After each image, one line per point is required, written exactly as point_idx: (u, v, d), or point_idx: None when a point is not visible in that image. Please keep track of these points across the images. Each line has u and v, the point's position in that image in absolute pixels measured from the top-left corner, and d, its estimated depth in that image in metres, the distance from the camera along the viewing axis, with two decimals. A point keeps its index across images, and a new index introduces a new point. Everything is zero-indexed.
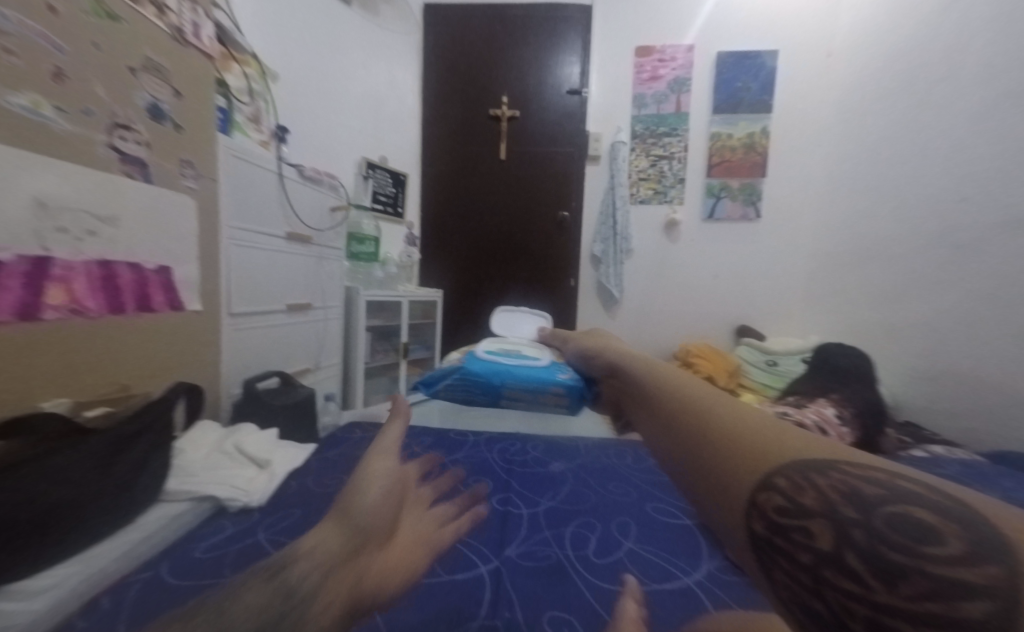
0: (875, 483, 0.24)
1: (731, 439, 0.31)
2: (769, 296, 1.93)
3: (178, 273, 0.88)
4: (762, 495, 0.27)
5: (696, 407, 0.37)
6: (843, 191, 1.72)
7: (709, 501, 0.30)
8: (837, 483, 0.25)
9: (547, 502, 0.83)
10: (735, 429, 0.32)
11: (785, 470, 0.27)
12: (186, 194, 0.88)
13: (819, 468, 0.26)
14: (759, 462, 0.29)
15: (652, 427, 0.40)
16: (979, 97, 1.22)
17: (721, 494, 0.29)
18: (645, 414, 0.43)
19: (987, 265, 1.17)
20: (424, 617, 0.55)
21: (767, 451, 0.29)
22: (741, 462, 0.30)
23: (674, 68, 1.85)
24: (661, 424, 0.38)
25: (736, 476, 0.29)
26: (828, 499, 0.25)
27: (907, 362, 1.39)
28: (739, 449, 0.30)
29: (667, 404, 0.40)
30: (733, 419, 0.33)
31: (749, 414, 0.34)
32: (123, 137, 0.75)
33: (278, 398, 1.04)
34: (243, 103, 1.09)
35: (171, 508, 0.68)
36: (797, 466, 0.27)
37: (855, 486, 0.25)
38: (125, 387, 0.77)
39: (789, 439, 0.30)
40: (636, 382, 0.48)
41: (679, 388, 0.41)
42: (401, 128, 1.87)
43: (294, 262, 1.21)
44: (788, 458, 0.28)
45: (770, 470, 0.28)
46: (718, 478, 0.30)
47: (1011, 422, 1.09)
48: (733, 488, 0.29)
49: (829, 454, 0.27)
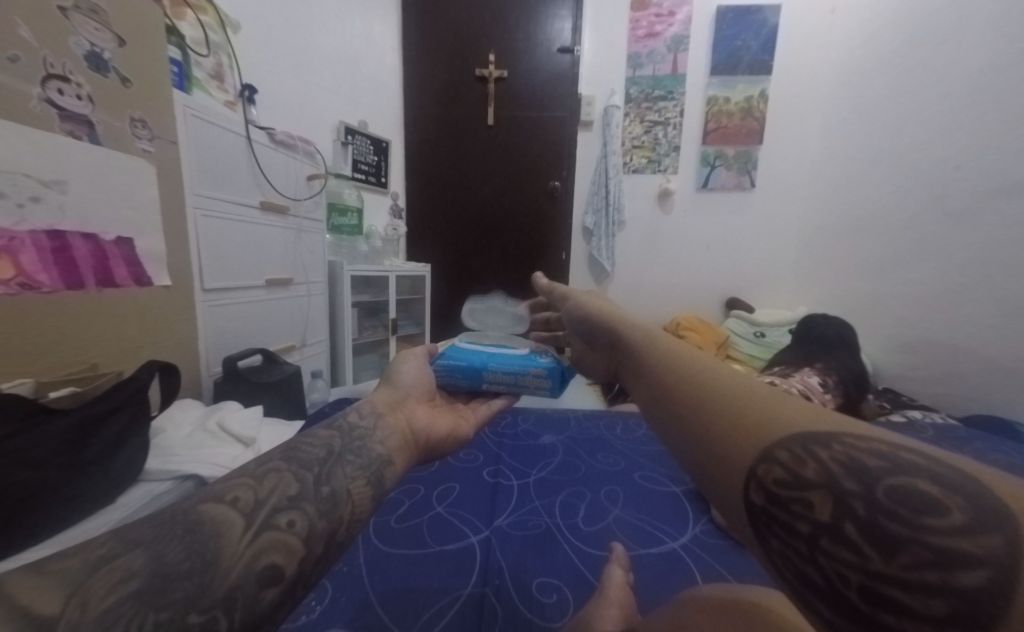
0: (875, 455, 0.24)
1: (731, 409, 0.30)
2: (761, 268, 1.92)
3: (141, 245, 0.83)
4: (762, 468, 0.26)
5: (693, 373, 0.35)
6: (838, 157, 1.68)
7: (705, 473, 0.30)
8: (839, 455, 0.24)
9: (537, 473, 0.82)
10: (733, 399, 0.31)
11: (785, 443, 0.26)
12: (142, 158, 0.82)
13: (821, 440, 0.25)
14: (759, 434, 0.28)
15: (648, 396, 0.39)
16: (984, 54, 1.17)
17: (722, 466, 0.28)
18: (641, 380, 0.41)
19: (977, 231, 1.16)
20: (413, 587, 0.54)
21: (767, 421, 0.28)
22: (739, 435, 0.28)
23: (671, 24, 1.76)
24: (658, 393, 0.37)
25: (735, 449, 0.28)
26: (829, 471, 0.24)
27: (889, 329, 1.40)
28: (738, 421, 0.29)
29: (663, 373, 0.38)
30: (732, 388, 0.32)
31: (745, 381, 0.32)
32: (61, 91, 0.68)
33: (261, 375, 1.02)
34: (202, 57, 1.02)
35: (150, 486, 0.67)
36: (798, 437, 0.26)
37: (858, 458, 0.24)
38: (93, 364, 0.73)
39: (790, 407, 0.28)
40: (632, 346, 0.46)
41: (676, 354, 0.39)
42: (382, 91, 1.77)
43: (270, 234, 1.15)
44: (788, 428, 0.27)
45: (771, 442, 0.27)
46: (715, 451, 0.29)
47: (986, 388, 1.11)
48: (732, 461, 0.28)
49: (826, 422, 0.26)
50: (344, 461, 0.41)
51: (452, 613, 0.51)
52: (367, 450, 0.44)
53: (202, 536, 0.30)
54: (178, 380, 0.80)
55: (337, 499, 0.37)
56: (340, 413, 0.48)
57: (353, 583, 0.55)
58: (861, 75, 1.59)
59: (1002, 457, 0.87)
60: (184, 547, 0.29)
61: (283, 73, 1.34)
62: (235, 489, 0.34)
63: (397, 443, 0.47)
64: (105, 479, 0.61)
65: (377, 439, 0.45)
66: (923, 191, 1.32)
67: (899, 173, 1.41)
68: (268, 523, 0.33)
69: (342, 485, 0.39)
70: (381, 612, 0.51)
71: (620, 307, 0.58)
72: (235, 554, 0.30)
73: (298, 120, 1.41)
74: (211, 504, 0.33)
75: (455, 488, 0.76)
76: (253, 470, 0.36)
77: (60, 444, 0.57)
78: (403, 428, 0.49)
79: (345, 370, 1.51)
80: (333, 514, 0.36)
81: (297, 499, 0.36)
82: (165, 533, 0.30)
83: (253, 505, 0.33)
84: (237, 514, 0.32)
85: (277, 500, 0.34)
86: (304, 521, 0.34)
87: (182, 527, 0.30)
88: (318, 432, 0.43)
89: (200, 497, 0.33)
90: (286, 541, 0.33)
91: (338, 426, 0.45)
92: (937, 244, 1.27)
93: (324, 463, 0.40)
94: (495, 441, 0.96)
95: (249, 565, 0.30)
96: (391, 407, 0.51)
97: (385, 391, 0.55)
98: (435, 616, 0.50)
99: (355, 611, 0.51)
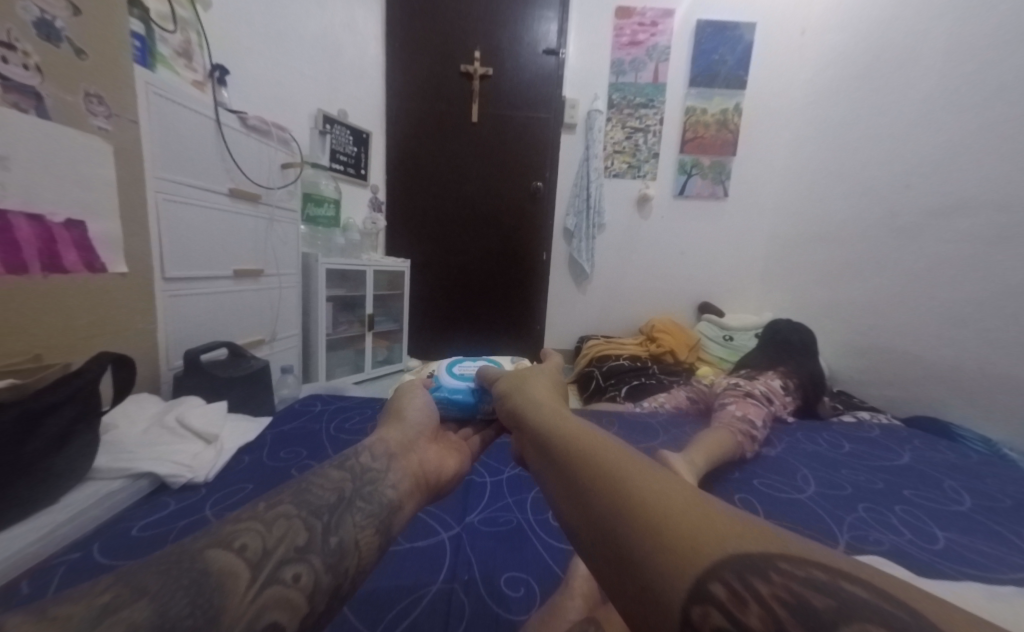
0: (819, 592, 0.22)
1: (654, 521, 0.28)
2: (733, 275, 1.97)
3: (94, 229, 0.78)
4: (698, 612, 0.23)
5: (606, 469, 0.33)
6: (805, 171, 1.74)
7: (636, 610, 0.26)
8: (780, 591, 0.23)
9: (511, 470, 0.82)
10: (658, 506, 0.28)
11: (721, 574, 0.24)
12: (98, 136, 0.77)
13: (757, 569, 0.24)
14: (690, 560, 0.25)
15: (561, 497, 0.35)
16: (939, 81, 1.24)
17: (654, 603, 0.25)
18: (551, 475, 0.38)
19: (926, 248, 1.23)
20: (379, 584, 0.53)
21: (696, 540, 0.26)
22: (667, 553, 0.26)
23: (654, 34, 1.79)
24: (575, 497, 0.34)
25: (666, 579, 0.25)
26: (771, 617, 0.22)
27: (846, 335, 1.48)
28: (664, 536, 0.27)
29: (577, 471, 0.35)
30: (650, 491, 0.30)
31: (657, 482, 0.31)
32: (6, 59, 0.63)
33: (227, 369, 0.98)
34: (168, 33, 0.97)
35: (103, 486, 0.63)
36: (734, 565, 0.24)
37: (803, 597, 0.22)
38: (38, 356, 0.69)
39: (714, 522, 0.27)
40: (543, 428, 0.44)
41: (588, 447, 0.37)
42: (363, 79, 1.71)
43: (240, 221, 1.11)
44: (719, 552, 0.25)
45: (702, 571, 0.24)
46: (645, 578, 0.26)
47: (926, 392, 1.20)
48: (670, 593, 0.25)
49: (759, 545, 0.25)
50: (354, 507, 0.41)
51: (416, 613, 0.50)
52: (377, 495, 0.44)
53: (206, 587, 0.29)
54: (135, 373, 0.74)
55: (344, 550, 0.37)
56: (352, 453, 0.48)
57: None
58: (828, 95, 1.65)
59: (938, 455, 0.94)
60: (189, 599, 0.28)
61: (257, 56, 1.28)
62: (242, 535, 0.34)
63: (407, 487, 0.48)
64: (44, 480, 0.57)
65: (388, 484, 0.46)
66: (880, 206, 1.39)
67: (859, 189, 1.48)
68: (274, 576, 0.32)
69: (350, 534, 0.39)
70: (345, 609, 0.49)
71: (533, 378, 0.58)
72: (241, 610, 0.29)
73: (273, 105, 1.35)
74: (219, 551, 0.32)
75: None
76: (262, 513, 0.36)
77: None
78: (415, 470, 0.51)
79: (317, 366, 1.46)
80: (339, 566, 0.36)
81: (304, 551, 0.35)
82: (171, 583, 0.28)
83: (260, 555, 0.33)
84: (245, 565, 0.32)
85: (284, 550, 0.34)
86: (310, 575, 0.34)
87: (187, 576, 0.29)
88: (330, 472, 0.44)
89: (207, 541, 0.32)
90: (291, 595, 0.32)
91: (349, 468, 0.46)
92: (889, 258, 1.34)
93: (334, 511, 0.40)
94: None
95: (253, 622, 0.30)
96: (403, 449, 0.53)
97: (394, 430, 0.56)
98: (399, 616, 0.49)
99: None
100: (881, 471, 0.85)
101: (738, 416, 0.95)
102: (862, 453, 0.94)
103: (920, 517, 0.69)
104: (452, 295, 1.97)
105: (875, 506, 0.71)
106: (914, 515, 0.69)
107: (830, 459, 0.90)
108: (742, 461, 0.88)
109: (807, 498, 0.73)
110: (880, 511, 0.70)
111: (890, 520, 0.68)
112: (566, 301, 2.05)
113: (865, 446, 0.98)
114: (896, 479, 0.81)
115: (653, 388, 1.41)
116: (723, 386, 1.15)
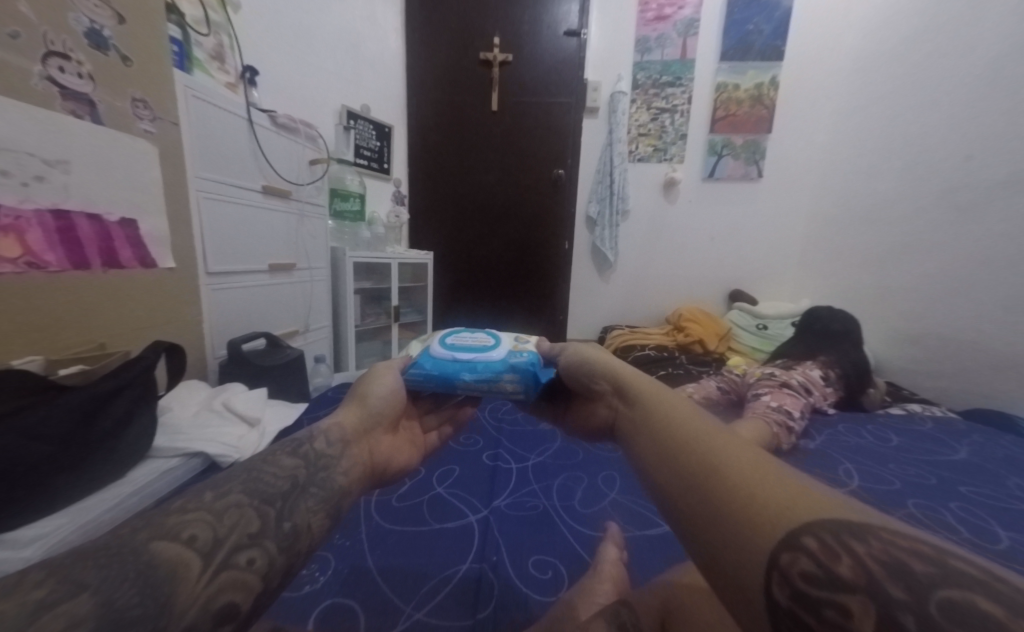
0: (923, 560, 0.24)
1: (748, 488, 0.31)
2: (766, 260, 1.90)
3: (145, 227, 0.83)
4: (787, 558, 0.27)
5: (699, 442, 0.36)
6: (848, 146, 1.65)
7: (718, 557, 0.30)
8: (876, 552, 0.25)
9: (535, 457, 0.84)
10: (746, 480, 0.32)
11: (813, 531, 0.27)
12: (144, 139, 0.82)
13: (855, 532, 0.26)
14: (782, 519, 0.28)
15: (651, 466, 0.39)
16: (1004, 40, 1.14)
17: (739, 553, 0.29)
18: (644, 441, 0.42)
19: (987, 227, 1.15)
20: (413, 564, 0.55)
21: (788, 506, 0.29)
22: (753, 521, 0.29)
23: (682, 6, 1.72)
24: (664, 463, 0.38)
25: (756, 534, 0.28)
26: (865, 572, 0.24)
27: (893, 321, 1.40)
28: (753, 506, 0.30)
29: (669, 444, 0.39)
30: (744, 463, 0.33)
31: (754, 457, 0.34)
32: (62, 69, 0.68)
33: (265, 359, 1.03)
34: (203, 37, 1.01)
35: (162, 462, 0.68)
36: (828, 526, 0.27)
37: (900, 559, 0.24)
38: (102, 345, 0.75)
39: (807, 494, 0.30)
40: (636, 404, 0.47)
41: (683, 422, 0.40)
42: (383, 72, 1.73)
43: (273, 219, 1.15)
44: (813, 515, 0.28)
45: (797, 529, 0.27)
46: (730, 535, 0.30)
47: (986, 383, 1.13)
48: (752, 550, 0.28)
49: (858, 516, 0.27)
50: (307, 493, 0.41)
51: (448, 590, 0.52)
52: (331, 481, 0.44)
53: (154, 579, 0.29)
54: (185, 361, 0.80)
55: (297, 533, 0.38)
56: (306, 437, 0.47)
57: (356, 556, 0.56)
58: (875, 63, 1.55)
59: (999, 450, 0.89)
60: (136, 590, 0.28)
61: (286, 56, 1.32)
62: (190, 526, 0.33)
63: (357, 474, 0.49)
64: (114, 456, 0.63)
65: (340, 470, 0.46)
66: (934, 182, 1.31)
67: (911, 163, 1.39)
68: (226, 562, 0.32)
69: (303, 518, 0.39)
70: (382, 584, 0.52)
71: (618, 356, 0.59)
72: (192, 597, 0.30)
73: (300, 104, 1.38)
74: (166, 543, 0.31)
75: (455, 470, 0.77)
76: (211, 503, 0.35)
77: (72, 420, 0.59)
78: (365, 459, 0.51)
79: (348, 357, 1.52)
80: (294, 548, 0.37)
81: (258, 537, 0.35)
82: (115, 577, 0.28)
83: (212, 544, 0.32)
84: (195, 554, 0.31)
85: (236, 538, 0.34)
86: (264, 559, 0.34)
87: (132, 570, 0.29)
88: (283, 460, 0.43)
89: (152, 535, 0.31)
90: (245, 578, 0.33)
91: (304, 455, 0.44)
92: (945, 238, 1.26)
93: (287, 498, 0.39)
94: (495, 427, 0.97)
95: (207, 605, 0.30)
96: (357, 436, 0.52)
97: (352, 414, 0.54)
98: (429, 593, 0.51)
99: (357, 582, 0.52)
100: (933, 466, 0.81)
101: (773, 407, 0.92)
102: (912, 447, 0.90)
103: (978, 515, 0.66)
104: (475, 288, 1.99)
105: (927, 503, 0.68)
106: (972, 513, 0.66)
107: (874, 452, 0.87)
108: (778, 452, 0.86)
109: (853, 493, 0.71)
110: (933, 507, 0.67)
111: (946, 518, 0.65)
112: (591, 290, 2.04)
113: (914, 440, 0.94)
114: (951, 475, 0.78)
115: (681, 377, 1.39)
116: (756, 376, 1.12)
